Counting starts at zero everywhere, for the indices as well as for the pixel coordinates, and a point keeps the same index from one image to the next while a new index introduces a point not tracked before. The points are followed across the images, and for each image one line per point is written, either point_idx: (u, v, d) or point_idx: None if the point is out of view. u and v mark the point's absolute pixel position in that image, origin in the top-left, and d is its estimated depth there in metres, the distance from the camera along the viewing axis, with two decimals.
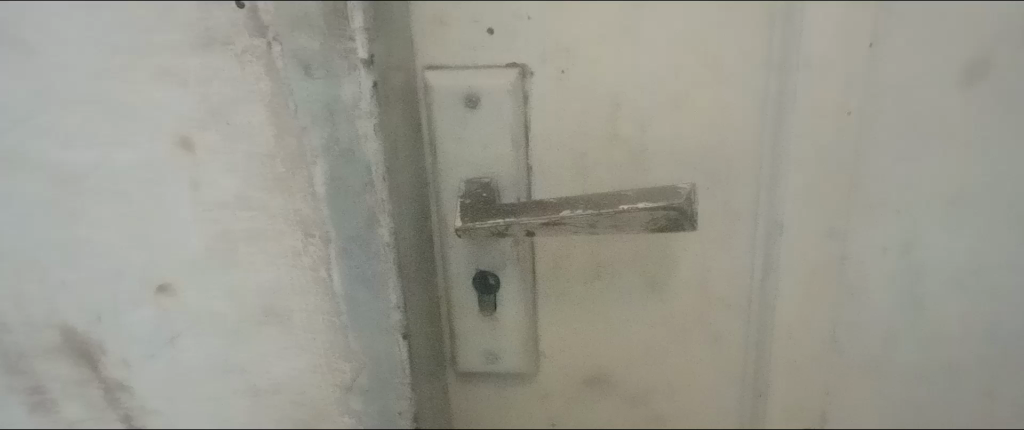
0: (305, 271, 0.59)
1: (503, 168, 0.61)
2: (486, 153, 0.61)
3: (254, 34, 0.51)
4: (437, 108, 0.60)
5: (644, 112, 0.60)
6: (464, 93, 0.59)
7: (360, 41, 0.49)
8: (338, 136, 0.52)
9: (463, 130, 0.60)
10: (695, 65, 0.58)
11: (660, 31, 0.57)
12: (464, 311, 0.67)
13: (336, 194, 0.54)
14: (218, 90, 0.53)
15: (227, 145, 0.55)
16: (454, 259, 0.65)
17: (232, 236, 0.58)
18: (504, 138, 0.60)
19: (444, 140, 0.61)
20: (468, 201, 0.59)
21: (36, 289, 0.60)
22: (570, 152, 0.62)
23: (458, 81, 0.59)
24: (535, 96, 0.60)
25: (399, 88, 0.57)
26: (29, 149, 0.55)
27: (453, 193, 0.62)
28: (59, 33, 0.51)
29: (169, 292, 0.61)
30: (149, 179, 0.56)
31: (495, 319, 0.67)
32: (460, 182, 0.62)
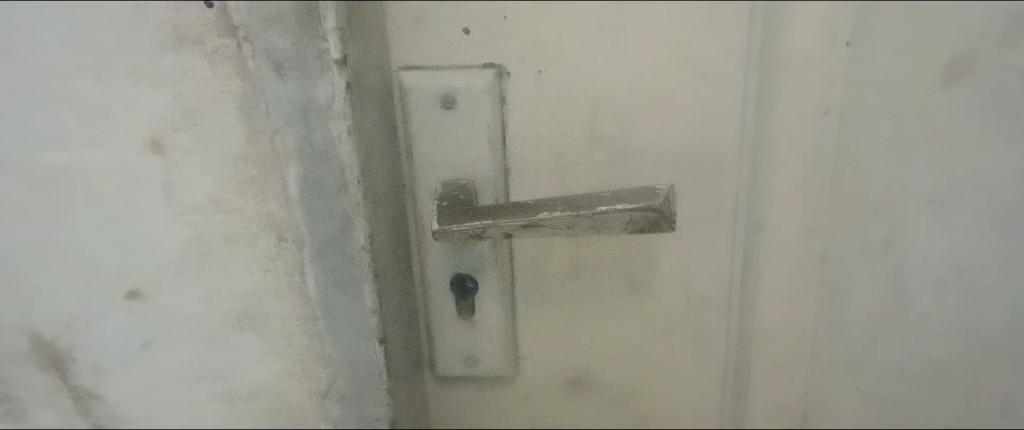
0: (281, 275, 0.58)
1: (481, 170, 0.60)
2: (463, 154, 0.60)
3: (225, 34, 0.50)
4: (413, 109, 0.59)
5: (624, 112, 0.59)
6: (441, 93, 0.58)
7: (332, 41, 0.48)
8: (313, 138, 0.51)
9: (440, 131, 0.59)
10: (675, 63, 0.57)
11: (638, 30, 0.57)
12: (441, 315, 0.66)
13: (311, 197, 0.53)
14: (190, 91, 0.52)
15: (200, 146, 0.54)
16: (432, 262, 0.64)
17: (207, 239, 0.57)
18: (481, 139, 0.59)
19: (420, 141, 0.60)
20: (445, 204, 0.58)
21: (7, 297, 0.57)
22: (549, 153, 0.61)
23: (434, 82, 0.58)
24: (514, 97, 0.59)
25: (375, 89, 0.56)
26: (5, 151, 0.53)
27: (430, 195, 0.62)
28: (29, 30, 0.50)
29: (140, 299, 0.59)
30: (122, 182, 0.55)
31: (472, 322, 0.67)
32: (437, 183, 0.61)
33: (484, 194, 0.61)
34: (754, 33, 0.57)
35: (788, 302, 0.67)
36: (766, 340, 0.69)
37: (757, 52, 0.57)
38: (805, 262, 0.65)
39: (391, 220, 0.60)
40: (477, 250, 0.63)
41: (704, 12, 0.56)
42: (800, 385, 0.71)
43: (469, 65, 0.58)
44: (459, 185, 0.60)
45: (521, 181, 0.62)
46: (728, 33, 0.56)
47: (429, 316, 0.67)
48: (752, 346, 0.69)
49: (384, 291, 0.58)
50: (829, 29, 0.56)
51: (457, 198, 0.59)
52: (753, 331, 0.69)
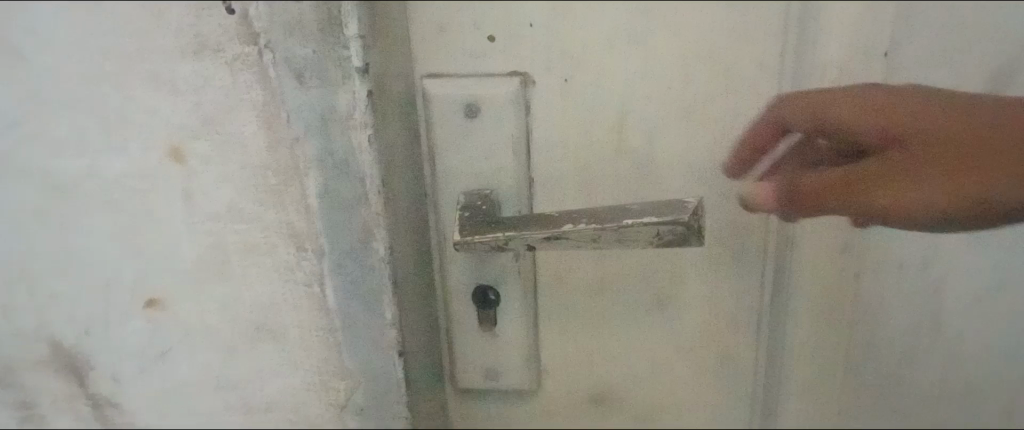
0: (300, 285, 0.56)
1: (503, 180, 0.59)
2: (486, 164, 0.59)
3: (246, 41, 0.49)
4: (435, 117, 0.58)
5: (651, 122, 0.58)
6: (464, 101, 0.57)
7: (353, 49, 0.48)
8: (333, 148, 0.50)
9: (462, 140, 0.58)
10: (705, 73, 0.56)
11: (666, 39, 0.55)
12: (462, 327, 0.65)
13: (330, 207, 0.53)
14: (211, 98, 0.51)
15: (220, 154, 0.53)
16: (453, 274, 0.63)
17: (225, 249, 0.56)
18: (505, 148, 0.58)
19: (443, 150, 0.59)
20: (468, 214, 0.57)
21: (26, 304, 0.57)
22: (575, 164, 0.60)
23: (457, 91, 0.57)
24: (539, 105, 0.58)
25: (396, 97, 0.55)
26: (22, 157, 0.52)
27: (453, 205, 0.60)
28: (50, 35, 0.50)
29: (159, 306, 0.58)
30: (139, 190, 0.54)
31: (494, 335, 0.65)
32: (459, 193, 0.59)
33: (508, 205, 0.60)
34: (787, 42, 0.55)
35: (818, 319, 0.65)
36: (796, 358, 0.67)
37: (789, 62, 0.55)
38: (836, 278, 0.63)
39: (411, 230, 0.58)
40: (498, 262, 0.62)
41: (735, 21, 0.54)
42: (833, 403, 0.69)
43: (494, 73, 0.57)
44: (482, 195, 0.58)
45: (543, 190, 0.61)
46: (759, 42, 0.55)
47: (451, 328, 0.66)
48: (783, 364, 0.67)
49: (404, 302, 0.57)
50: (864, 38, 0.55)
51: (478, 209, 0.57)
52: (784, 349, 0.66)
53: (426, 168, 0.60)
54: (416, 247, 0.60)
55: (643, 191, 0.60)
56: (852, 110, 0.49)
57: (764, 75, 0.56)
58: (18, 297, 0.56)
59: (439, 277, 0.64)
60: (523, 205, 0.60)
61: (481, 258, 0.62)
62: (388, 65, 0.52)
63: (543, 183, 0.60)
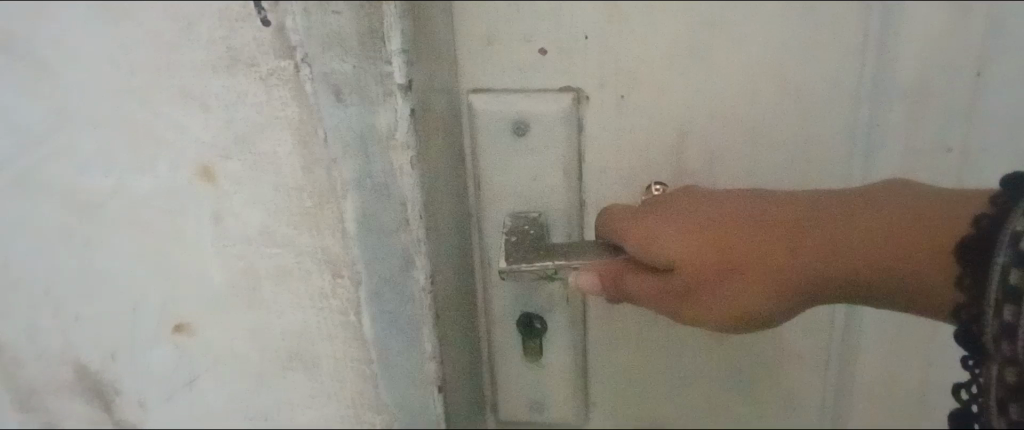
0: (334, 314, 0.53)
1: (551, 203, 0.56)
2: (536, 185, 0.55)
3: (282, 55, 0.46)
4: (481, 136, 0.54)
5: (711, 142, 0.54)
6: (512, 119, 0.53)
7: (395, 64, 0.44)
8: (372, 170, 0.47)
9: (511, 161, 0.54)
10: (774, 93, 0.52)
11: (733, 54, 0.51)
12: (506, 355, 0.62)
13: (366, 234, 0.49)
14: (244, 115, 0.48)
15: (252, 175, 0.50)
16: (497, 300, 0.59)
17: (257, 275, 0.53)
18: (555, 168, 0.55)
19: (489, 171, 0.55)
20: (518, 237, 0.52)
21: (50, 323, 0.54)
22: (630, 186, 0.56)
23: (505, 105, 0.53)
24: (592, 122, 0.54)
25: (441, 116, 0.51)
26: (48, 172, 0.49)
27: (498, 228, 0.57)
28: (74, 44, 0.47)
29: (187, 332, 0.55)
30: (168, 210, 0.51)
31: (540, 365, 0.61)
32: (506, 215, 0.56)
33: (556, 230, 0.56)
34: (867, 60, 0.50)
35: (890, 358, 0.60)
36: (865, 399, 0.62)
37: (867, 80, 0.51)
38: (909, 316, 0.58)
39: (455, 257, 0.55)
40: (546, 287, 0.58)
41: (809, 37, 0.50)
42: None
43: (543, 89, 0.53)
44: (529, 218, 0.54)
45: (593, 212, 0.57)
46: (835, 61, 0.50)
47: (494, 356, 0.62)
48: (848, 407, 0.63)
49: (444, 332, 0.53)
50: (955, 53, 0.49)
51: (526, 232, 0.53)
52: (851, 388, 0.62)
53: (471, 191, 0.57)
54: (459, 273, 0.56)
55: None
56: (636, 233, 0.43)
57: (836, 93, 0.51)
58: (43, 318, 0.54)
59: (485, 304, 0.60)
60: (576, 231, 0.56)
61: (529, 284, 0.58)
62: (431, 81, 0.49)
63: (592, 206, 0.57)
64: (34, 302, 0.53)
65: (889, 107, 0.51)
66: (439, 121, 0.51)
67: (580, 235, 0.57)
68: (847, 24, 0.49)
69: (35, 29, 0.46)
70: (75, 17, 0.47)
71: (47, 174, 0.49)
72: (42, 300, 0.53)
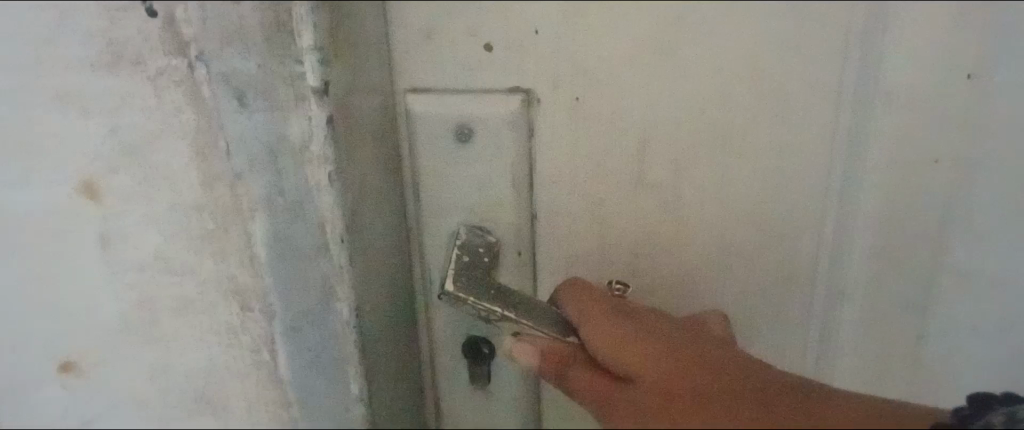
0: (246, 352, 0.46)
1: (503, 215, 0.48)
2: (481, 196, 0.47)
3: (173, 51, 0.38)
4: (419, 139, 0.46)
5: (676, 158, 0.46)
6: (455, 122, 0.45)
7: (308, 64, 0.38)
8: (284, 187, 0.41)
9: (455, 166, 0.47)
10: (750, 98, 0.43)
11: (712, 57, 0.42)
12: (444, 382, 0.54)
13: (279, 257, 0.43)
14: (131, 122, 0.40)
15: (144, 191, 0.42)
16: (437, 322, 0.52)
17: (154, 307, 0.45)
18: (503, 177, 0.47)
19: (428, 177, 0.47)
20: (468, 259, 0.45)
21: None
22: (586, 197, 0.48)
23: (446, 107, 0.45)
24: (544, 128, 0.46)
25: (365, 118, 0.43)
26: None
27: (440, 243, 0.49)
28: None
29: (75, 372, 0.48)
30: (53, 233, 0.43)
31: (483, 396, 0.54)
32: (449, 229, 0.49)
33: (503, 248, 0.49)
34: (866, 73, 0.42)
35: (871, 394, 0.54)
36: None
37: (867, 90, 0.42)
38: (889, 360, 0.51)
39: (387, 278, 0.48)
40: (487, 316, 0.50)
41: (811, 36, 0.41)
42: None
43: (488, 89, 0.45)
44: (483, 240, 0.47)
45: (545, 228, 0.50)
46: (836, 70, 0.42)
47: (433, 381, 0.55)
48: None
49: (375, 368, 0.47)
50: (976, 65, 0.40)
51: (479, 256, 0.46)
52: None
53: (408, 201, 0.49)
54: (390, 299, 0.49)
55: (667, 246, 0.49)
56: (607, 335, 0.38)
57: (828, 109, 0.43)
58: None
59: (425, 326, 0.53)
60: (524, 249, 0.49)
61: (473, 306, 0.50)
62: (353, 84, 0.41)
63: (541, 221, 0.49)
64: None
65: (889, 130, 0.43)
66: (360, 131, 0.42)
67: (532, 253, 0.50)
68: (851, 24, 0.40)
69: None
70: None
71: None
72: None
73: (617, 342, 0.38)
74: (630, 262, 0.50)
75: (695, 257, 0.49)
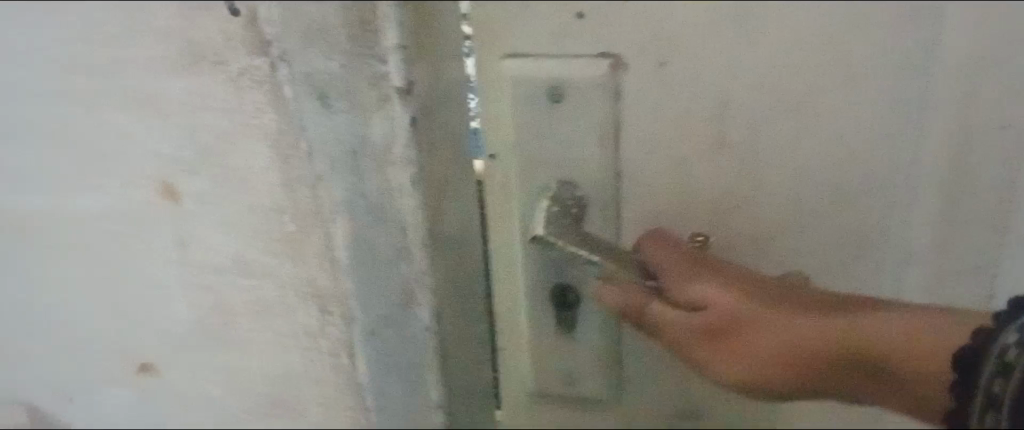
0: (325, 356, 0.45)
1: (593, 184, 0.43)
2: (566, 157, 0.42)
3: (253, 51, 0.37)
4: (507, 97, 0.42)
5: (773, 113, 0.40)
6: (545, 85, 0.41)
7: (392, 63, 0.37)
8: (366, 189, 0.40)
9: (545, 131, 0.42)
10: (862, 69, 0.38)
11: (811, 38, 0.38)
12: (518, 361, 0.49)
13: (359, 261, 0.41)
14: (211, 123, 0.40)
15: (223, 192, 0.41)
16: (516, 289, 0.47)
17: (232, 310, 0.45)
18: (591, 146, 0.42)
19: (516, 136, 0.42)
20: (557, 211, 0.43)
21: None
22: (676, 167, 0.43)
23: (528, 67, 0.41)
24: (632, 98, 0.41)
25: (449, 106, 0.41)
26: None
27: (527, 208, 0.44)
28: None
29: (151, 373, 0.48)
30: (121, 236, 0.43)
31: (563, 379, 0.49)
32: (538, 193, 0.44)
33: (589, 211, 0.44)
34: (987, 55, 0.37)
35: None
36: None
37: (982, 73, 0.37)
38: None
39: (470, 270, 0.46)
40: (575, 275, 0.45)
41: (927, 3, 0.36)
42: None
43: (577, 54, 0.40)
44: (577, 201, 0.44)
45: (634, 193, 0.44)
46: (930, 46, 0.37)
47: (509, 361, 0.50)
48: None
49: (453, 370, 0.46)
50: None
51: (570, 213, 0.43)
52: None
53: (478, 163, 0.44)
54: (467, 265, 0.45)
55: (770, 211, 0.43)
56: (677, 271, 0.41)
57: (929, 90, 0.38)
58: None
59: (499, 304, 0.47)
60: (611, 211, 0.44)
61: (557, 267, 0.45)
62: (438, 82, 0.40)
63: (630, 183, 0.44)
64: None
65: (941, 133, 0.40)
66: (441, 92, 0.40)
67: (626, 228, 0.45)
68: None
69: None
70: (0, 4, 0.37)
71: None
72: None
73: (687, 277, 0.40)
74: (728, 238, 0.44)
75: (805, 227, 0.44)
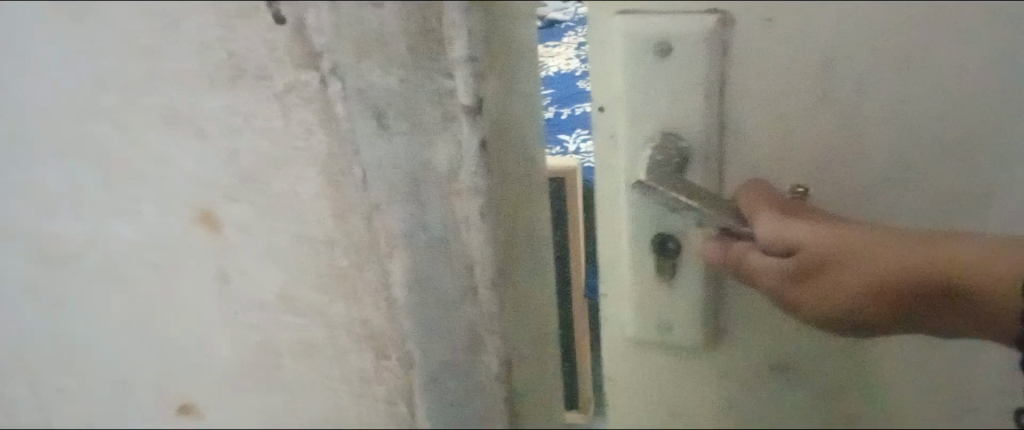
0: (379, 403, 0.41)
1: (704, 147, 0.32)
2: (672, 106, 0.31)
3: (302, 64, 0.32)
4: (597, 43, 0.31)
5: (953, 78, 0.29)
6: (652, 39, 0.30)
7: (460, 78, 0.31)
8: (427, 223, 0.34)
9: (648, 82, 0.31)
10: None
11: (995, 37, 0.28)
12: (615, 335, 0.37)
13: (420, 302, 0.37)
14: (254, 146, 0.35)
15: (267, 222, 0.37)
16: (616, 256, 0.35)
17: (277, 349, 0.41)
18: (700, 116, 0.31)
19: (606, 77, 0.31)
20: (658, 159, 0.31)
21: (41, 396, 0.45)
22: (808, 140, 0.31)
23: (644, 26, 0.30)
24: (755, 68, 0.30)
25: (509, 92, 0.33)
26: (23, 219, 0.38)
27: (622, 165, 0.33)
28: (7, 46, 0.34)
29: (195, 413, 0.44)
30: (163, 265, 0.39)
31: (662, 348, 0.37)
32: (634, 141, 0.32)
33: (693, 164, 0.32)
34: None
35: None
36: None
37: None
38: None
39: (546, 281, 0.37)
40: (675, 226, 0.33)
41: None
42: None
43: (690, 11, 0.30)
44: (683, 149, 0.32)
45: (742, 146, 0.32)
46: None
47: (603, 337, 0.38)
48: None
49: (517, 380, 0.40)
50: None
51: (675, 155, 0.31)
52: None
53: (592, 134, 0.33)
54: (540, 289, 0.37)
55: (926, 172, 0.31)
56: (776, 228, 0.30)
57: None
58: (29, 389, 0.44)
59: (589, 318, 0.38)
60: (715, 167, 0.32)
61: (658, 216, 0.33)
62: (507, 81, 0.33)
63: (739, 142, 0.32)
64: (49, 363, 0.43)
65: None
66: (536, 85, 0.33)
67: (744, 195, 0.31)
68: None
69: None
70: (10, 18, 0.33)
71: (21, 220, 0.39)
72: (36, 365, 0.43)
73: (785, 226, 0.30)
74: (879, 209, 0.32)
75: (990, 204, 0.31)
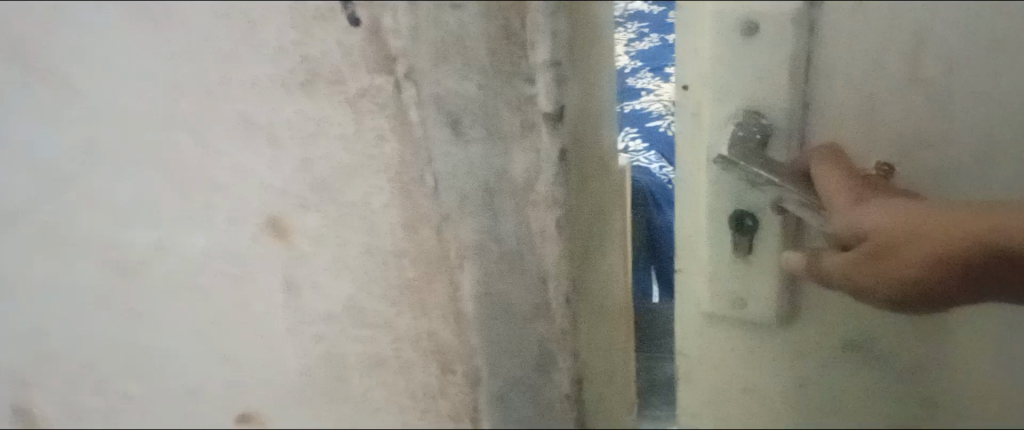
0: (444, 416, 0.41)
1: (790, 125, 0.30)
2: (758, 84, 0.29)
3: (377, 68, 0.31)
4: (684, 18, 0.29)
5: None
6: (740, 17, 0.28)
7: (541, 83, 0.30)
8: (501, 234, 0.33)
9: (733, 60, 0.29)
10: None
11: None
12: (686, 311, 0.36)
13: (490, 317, 0.35)
14: (325, 152, 0.34)
15: (336, 232, 0.36)
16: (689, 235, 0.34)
17: (342, 360, 0.40)
18: (788, 97, 0.30)
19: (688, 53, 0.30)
20: (740, 135, 0.30)
21: (105, 401, 0.45)
22: (901, 117, 0.30)
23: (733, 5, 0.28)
24: (847, 42, 0.29)
25: (588, 92, 0.31)
26: (92, 225, 0.38)
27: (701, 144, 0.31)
28: (82, 51, 0.33)
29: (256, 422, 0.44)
30: (229, 274, 0.38)
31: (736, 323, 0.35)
32: (714, 118, 0.31)
33: (775, 144, 0.31)
34: None
35: None
36: None
37: None
38: None
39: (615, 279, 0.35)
40: (754, 201, 0.32)
41: None
42: None
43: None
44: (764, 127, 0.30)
45: (825, 119, 0.31)
46: None
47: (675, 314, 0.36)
48: None
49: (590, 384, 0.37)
50: None
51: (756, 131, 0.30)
52: None
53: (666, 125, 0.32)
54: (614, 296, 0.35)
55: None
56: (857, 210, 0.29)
57: None
58: (95, 391, 0.44)
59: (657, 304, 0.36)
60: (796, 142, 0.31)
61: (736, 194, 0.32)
62: (588, 82, 0.31)
63: (824, 117, 0.30)
64: (114, 368, 0.43)
65: None
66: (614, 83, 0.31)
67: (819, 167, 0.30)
68: None
69: (25, 38, 0.33)
70: (83, 25, 0.33)
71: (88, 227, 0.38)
72: (103, 370, 0.43)
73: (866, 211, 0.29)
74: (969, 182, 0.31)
75: None
